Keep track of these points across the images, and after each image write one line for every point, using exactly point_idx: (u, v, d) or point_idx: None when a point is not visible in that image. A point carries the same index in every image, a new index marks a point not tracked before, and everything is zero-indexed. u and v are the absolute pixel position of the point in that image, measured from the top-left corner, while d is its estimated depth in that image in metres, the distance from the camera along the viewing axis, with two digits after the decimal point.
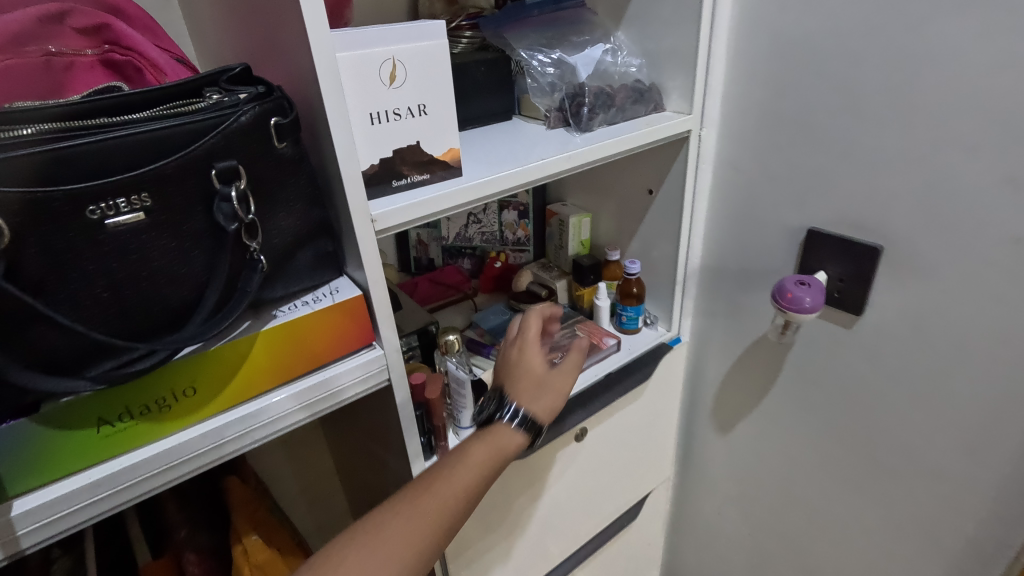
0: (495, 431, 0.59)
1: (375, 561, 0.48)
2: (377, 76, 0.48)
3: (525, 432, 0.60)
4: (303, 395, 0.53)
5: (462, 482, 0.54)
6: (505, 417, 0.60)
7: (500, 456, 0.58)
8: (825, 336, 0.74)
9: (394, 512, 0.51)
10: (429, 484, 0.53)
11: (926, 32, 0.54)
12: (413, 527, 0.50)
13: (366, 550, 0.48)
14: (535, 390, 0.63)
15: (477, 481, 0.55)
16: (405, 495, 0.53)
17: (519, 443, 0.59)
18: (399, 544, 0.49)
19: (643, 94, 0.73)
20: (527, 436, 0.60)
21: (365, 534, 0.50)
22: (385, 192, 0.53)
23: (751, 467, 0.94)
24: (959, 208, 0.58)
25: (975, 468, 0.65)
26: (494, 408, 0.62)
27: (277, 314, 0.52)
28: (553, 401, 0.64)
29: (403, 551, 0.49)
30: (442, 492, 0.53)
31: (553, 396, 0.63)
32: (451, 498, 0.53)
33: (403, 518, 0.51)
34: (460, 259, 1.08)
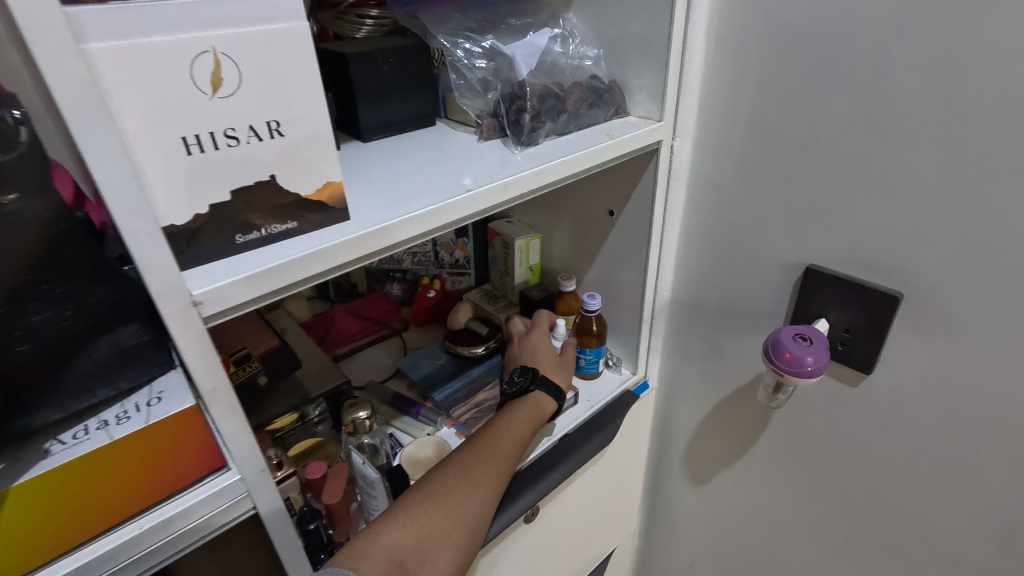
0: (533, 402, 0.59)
1: (479, 486, 0.49)
2: (186, 80, 0.30)
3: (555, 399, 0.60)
4: (103, 564, 0.35)
5: (534, 422, 0.57)
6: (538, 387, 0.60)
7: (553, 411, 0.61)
8: (823, 393, 0.61)
9: (481, 444, 0.52)
10: (506, 424, 0.55)
11: (981, 21, 0.40)
12: (503, 458, 0.52)
13: (466, 477, 0.49)
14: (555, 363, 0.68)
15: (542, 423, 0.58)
16: (486, 431, 0.54)
17: (552, 412, 0.60)
18: (495, 470, 0.51)
19: (601, 95, 0.57)
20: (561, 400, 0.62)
21: (464, 459, 0.50)
22: (226, 252, 0.35)
23: (729, 525, 0.81)
24: (1006, 254, 0.45)
25: (1003, 558, 0.54)
26: (529, 382, 0.61)
27: (52, 450, 0.33)
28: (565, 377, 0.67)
29: (498, 477, 0.51)
30: (517, 430, 0.55)
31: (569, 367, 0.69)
32: (528, 438, 0.56)
33: (496, 447, 0.53)
34: (388, 284, 0.91)
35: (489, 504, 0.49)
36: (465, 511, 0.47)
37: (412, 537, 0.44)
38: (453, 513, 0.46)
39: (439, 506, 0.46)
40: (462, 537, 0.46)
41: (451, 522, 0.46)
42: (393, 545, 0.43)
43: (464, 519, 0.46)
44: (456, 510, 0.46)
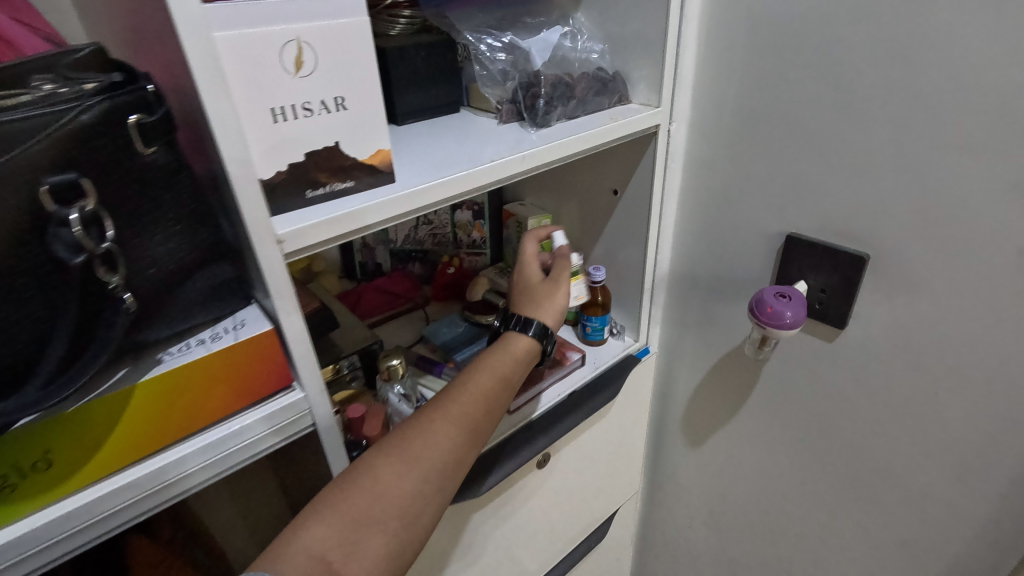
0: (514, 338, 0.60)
1: (411, 465, 0.47)
2: (277, 62, 0.38)
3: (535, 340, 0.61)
4: (199, 456, 0.43)
5: (483, 391, 0.54)
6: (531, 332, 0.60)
7: (513, 376, 0.58)
8: (804, 350, 0.68)
9: (419, 419, 0.51)
10: (450, 398, 0.53)
11: (925, 17, 0.48)
12: (445, 429, 0.50)
13: (395, 457, 0.47)
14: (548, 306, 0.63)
15: (499, 387, 0.56)
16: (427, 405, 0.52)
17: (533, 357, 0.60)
18: (433, 444, 0.49)
19: (605, 84, 0.65)
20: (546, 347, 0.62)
21: (398, 438, 0.49)
22: (299, 205, 0.43)
23: (724, 483, 0.88)
24: (954, 217, 0.52)
25: (962, 492, 0.61)
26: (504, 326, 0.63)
27: (164, 358, 0.42)
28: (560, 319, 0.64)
29: (437, 451, 0.49)
30: (459, 400, 0.53)
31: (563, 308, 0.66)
32: (478, 407, 0.53)
33: (435, 420, 0.51)
34: (410, 264, 0.98)
35: (427, 481, 0.48)
36: (394, 492, 0.46)
37: (335, 530, 0.43)
38: (382, 496, 0.45)
39: (364, 492, 0.45)
40: (395, 518, 0.45)
41: (379, 506, 0.45)
42: (314, 540, 0.42)
43: (394, 503, 0.46)
44: (385, 493, 0.45)
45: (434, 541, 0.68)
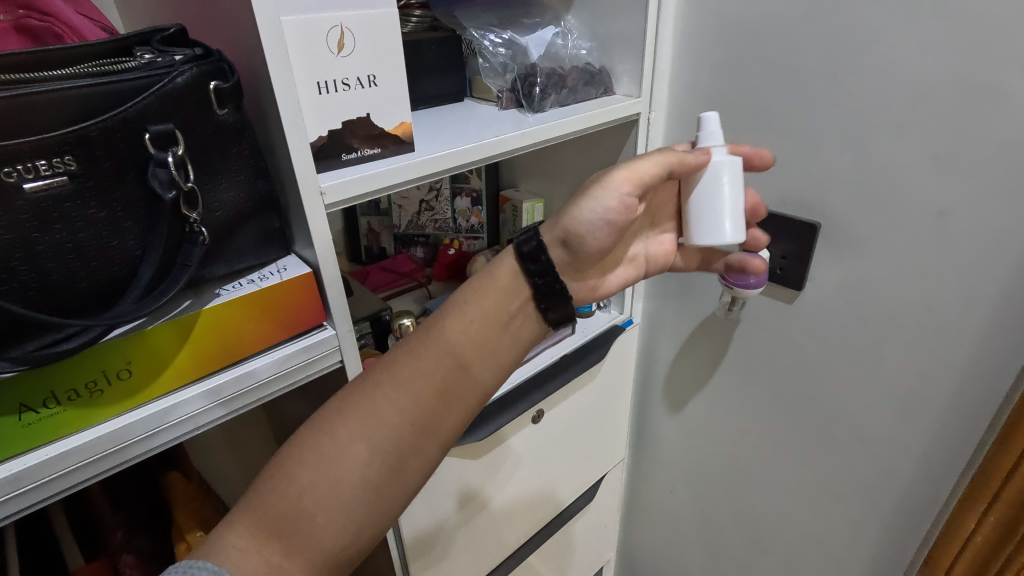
0: (574, 266, 0.52)
1: (347, 448, 0.44)
2: (324, 43, 0.46)
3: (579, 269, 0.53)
4: (247, 378, 0.50)
5: (444, 359, 0.47)
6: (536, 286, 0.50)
7: (486, 345, 0.49)
8: (768, 312, 0.77)
9: (365, 387, 0.46)
10: (402, 368, 0.47)
11: (858, 17, 0.58)
12: (387, 408, 0.45)
13: (325, 444, 0.44)
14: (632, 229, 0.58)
15: (467, 354, 0.48)
16: (377, 369, 0.47)
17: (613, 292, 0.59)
18: (377, 423, 0.45)
19: (593, 76, 0.74)
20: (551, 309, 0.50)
21: (339, 412, 0.45)
22: (335, 166, 0.51)
23: (701, 444, 0.97)
24: (888, 186, 0.61)
25: (904, 430, 0.70)
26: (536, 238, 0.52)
27: (221, 292, 0.49)
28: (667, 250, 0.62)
29: (379, 431, 0.45)
30: (405, 377, 0.46)
31: (610, 228, 0.49)
32: (436, 377, 0.47)
33: (380, 392, 0.46)
34: (412, 248, 1.05)
35: (370, 463, 0.44)
36: (327, 480, 0.43)
37: (265, 527, 0.42)
38: (310, 487, 0.43)
39: (290, 483, 0.43)
40: (333, 509, 0.43)
41: (311, 496, 0.43)
42: (247, 533, 0.42)
43: (329, 491, 0.43)
44: (317, 484, 0.43)
45: (441, 483, 0.75)
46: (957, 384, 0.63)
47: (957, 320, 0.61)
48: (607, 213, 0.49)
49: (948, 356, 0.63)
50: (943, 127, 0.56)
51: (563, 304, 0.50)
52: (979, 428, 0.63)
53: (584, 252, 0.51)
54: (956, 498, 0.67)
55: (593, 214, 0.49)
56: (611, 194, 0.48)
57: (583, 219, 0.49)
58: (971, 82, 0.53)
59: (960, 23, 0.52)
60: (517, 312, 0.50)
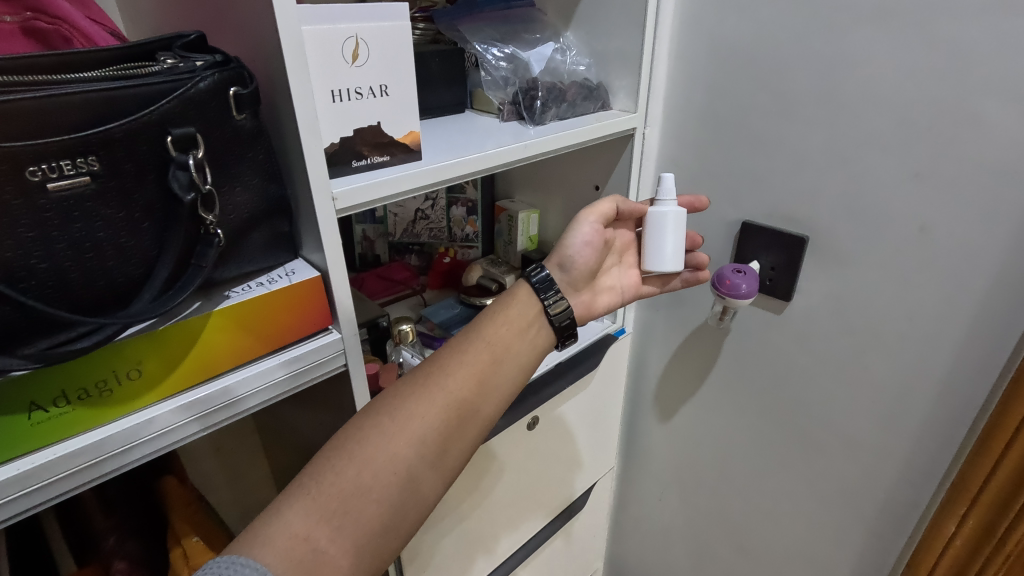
0: (573, 286, 0.61)
1: (404, 429, 0.47)
2: (340, 53, 0.48)
3: (575, 291, 0.62)
4: (254, 380, 0.50)
5: (486, 353, 0.53)
6: (546, 304, 0.58)
7: (517, 344, 0.55)
8: (758, 322, 0.80)
9: (415, 378, 0.51)
10: (449, 359, 0.52)
11: (846, 41, 0.61)
12: (438, 396, 0.50)
13: (380, 427, 0.47)
14: (608, 260, 0.65)
15: (504, 350, 0.54)
16: (424, 365, 0.52)
17: (602, 314, 0.63)
18: (430, 405, 0.49)
19: (591, 91, 0.77)
20: (561, 325, 0.58)
21: (392, 399, 0.49)
22: (346, 172, 0.52)
23: (690, 452, 0.99)
24: (872, 202, 0.64)
25: (888, 437, 0.72)
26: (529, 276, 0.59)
27: (230, 294, 0.49)
28: (641, 282, 0.66)
29: (432, 414, 0.49)
30: (452, 368, 0.51)
31: (592, 250, 0.60)
32: (479, 368, 0.52)
33: (431, 380, 0.50)
34: (407, 255, 1.06)
35: (424, 443, 0.48)
36: (386, 457, 0.46)
37: (321, 507, 0.43)
38: (369, 464, 0.45)
39: (348, 461, 0.45)
40: (388, 486, 0.45)
41: (368, 474, 0.45)
42: (297, 518, 0.42)
43: (387, 470, 0.46)
44: (376, 460, 0.46)
45: None
46: (938, 392, 0.66)
47: (938, 330, 0.64)
48: (585, 239, 0.60)
49: (929, 365, 0.65)
50: (925, 147, 0.59)
51: (569, 327, 0.59)
52: (958, 435, 0.66)
53: (577, 271, 0.61)
54: (937, 503, 0.70)
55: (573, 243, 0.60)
56: (585, 225, 0.60)
57: (568, 246, 0.60)
58: (950, 105, 0.56)
59: (942, 50, 0.55)
60: (538, 322, 0.57)
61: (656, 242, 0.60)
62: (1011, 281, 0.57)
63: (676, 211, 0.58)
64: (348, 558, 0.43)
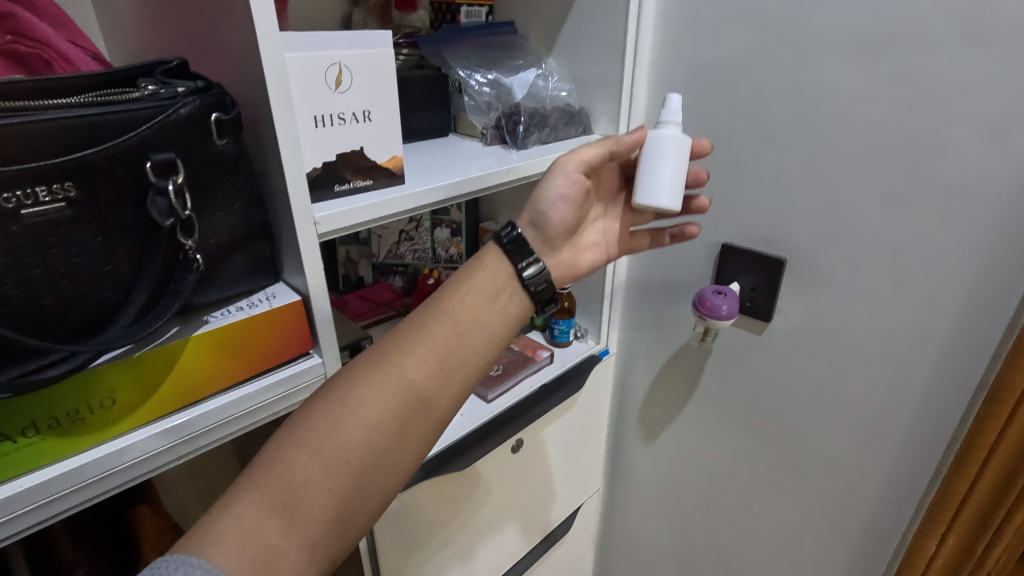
0: (549, 245, 0.59)
1: (355, 414, 0.46)
2: (323, 80, 0.48)
3: (552, 250, 0.59)
4: (233, 407, 0.50)
5: (447, 330, 0.51)
6: (523, 270, 0.55)
7: (484, 314, 0.53)
8: (739, 342, 0.81)
9: (370, 358, 0.49)
10: (408, 337, 0.50)
11: (818, 71, 0.63)
12: (393, 376, 0.48)
13: (332, 410, 0.46)
14: (589, 212, 0.63)
15: (469, 325, 0.51)
16: (381, 344, 0.50)
17: (586, 270, 0.63)
18: (384, 388, 0.47)
19: (573, 116, 0.78)
20: (534, 291, 0.55)
21: (346, 383, 0.48)
22: (328, 196, 0.52)
23: (675, 473, 0.98)
24: (847, 225, 0.66)
25: (868, 456, 0.73)
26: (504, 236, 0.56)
27: (209, 319, 0.49)
28: (624, 232, 0.65)
29: (387, 397, 0.47)
30: (410, 346, 0.49)
31: (568, 204, 0.57)
32: (440, 346, 0.50)
33: (387, 361, 0.49)
34: (391, 277, 1.05)
35: (376, 428, 0.46)
36: (336, 445, 0.45)
37: (269, 500, 0.42)
38: (319, 452, 0.44)
39: (297, 450, 0.44)
40: (338, 475, 0.44)
41: (317, 463, 0.44)
42: (246, 513, 0.42)
43: (337, 457, 0.44)
44: (325, 450, 0.44)
45: (420, 512, 0.74)
46: (915, 411, 0.67)
47: (914, 351, 0.65)
48: (561, 191, 0.56)
49: (907, 385, 0.67)
50: (895, 173, 0.61)
51: (547, 289, 0.56)
52: (936, 453, 0.67)
53: (552, 229, 0.58)
54: (917, 521, 0.70)
55: (549, 196, 0.57)
56: (562, 177, 0.56)
57: (543, 200, 0.57)
58: (918, 133, 0.58)
59: (909, 80, 0.57)
60: (507, 291, 0.55)
61: (651, 170, 0.54)
62: (982, 301, 0.59)
63: (675, 136, 0.53)
64: (303, 553, 0.42)
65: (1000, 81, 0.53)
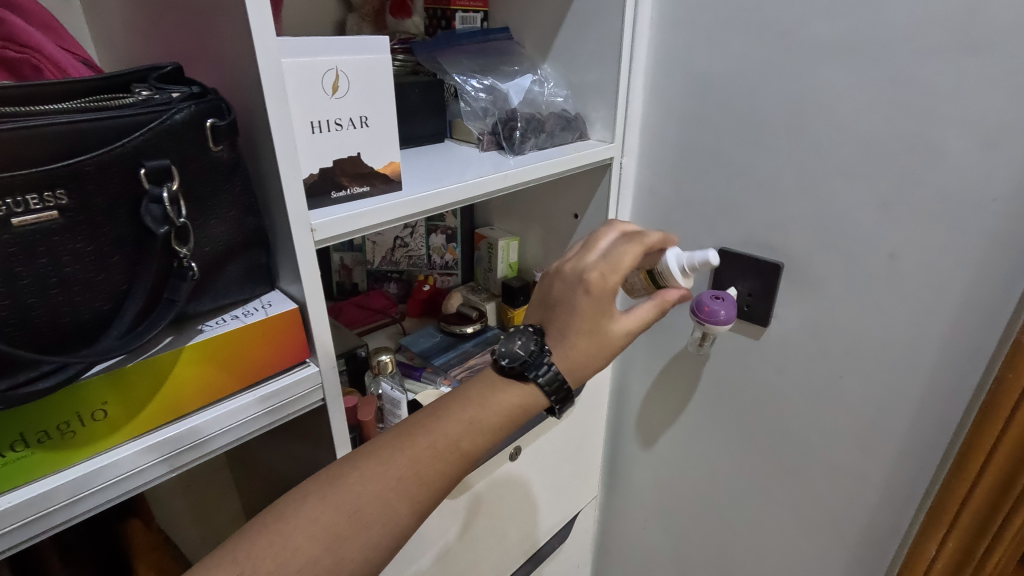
0: None
1: (361, 518, 0.43)
2: (320, 85, 0.48)
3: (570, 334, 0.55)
4: (228, 418, 0.49)
5: (463, 437, 0.49)
6: (537, 380, 0.52)
7: (503, 427, 0.52)
8: (736, 347, 0.81)
9: (386, 459, 0.46)
10: (427, 439, 0.48)
11: (812, 77, 0.63)
12: (406, 481, 0.45)
13: (340, 505, 0.43)
14: None
15: (483, 440, 0.50)
16: (397, 444, 0.47)
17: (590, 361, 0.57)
18: (394, 493, 0.45)
19: (569, 122, 0.78)
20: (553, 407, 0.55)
21: (358, 484, 0.44)
22: (325, 203, 0.51)
23: (674, 479, 0.98)
24: (843, 230, 0.66)
25: (867, 461, 0.73)
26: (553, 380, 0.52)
27: (204, 328, 0.48)
28: None
29: (396, 512, 0.44)
30: (429, 451, 0.47)
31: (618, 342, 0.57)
32: (456, 455, 0.48)
33: (403, 461, 0.46)
34: (385, 284, 1.05)
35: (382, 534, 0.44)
36: (336, 550, 0.42)
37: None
38: (317, 554, 0.41)
39: (295, 544, 0.41)
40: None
41: (314, 564, 0.40)
42: None
43: (337, 560, 0.41)
44: (325, 550, 0.41)
45: None
46: (913, 416, 0.67)
47: (911, 355, 0.65)
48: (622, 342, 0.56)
49: (904, 389, 0.67)
50: (890, 178, 0.61)
51: (562, 389, 0.53)
52: (934, 457, 0.67)
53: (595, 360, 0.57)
54: (917, 526, 0.70)
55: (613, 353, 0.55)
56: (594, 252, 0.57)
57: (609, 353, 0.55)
58: (913, 139, 0.59)
59: (904, 86, 0.58)
60: (524, 408, 0.53)
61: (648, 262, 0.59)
62: (979, 306, 0.59)
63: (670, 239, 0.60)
64: None
65: (994, 88, 0.53)
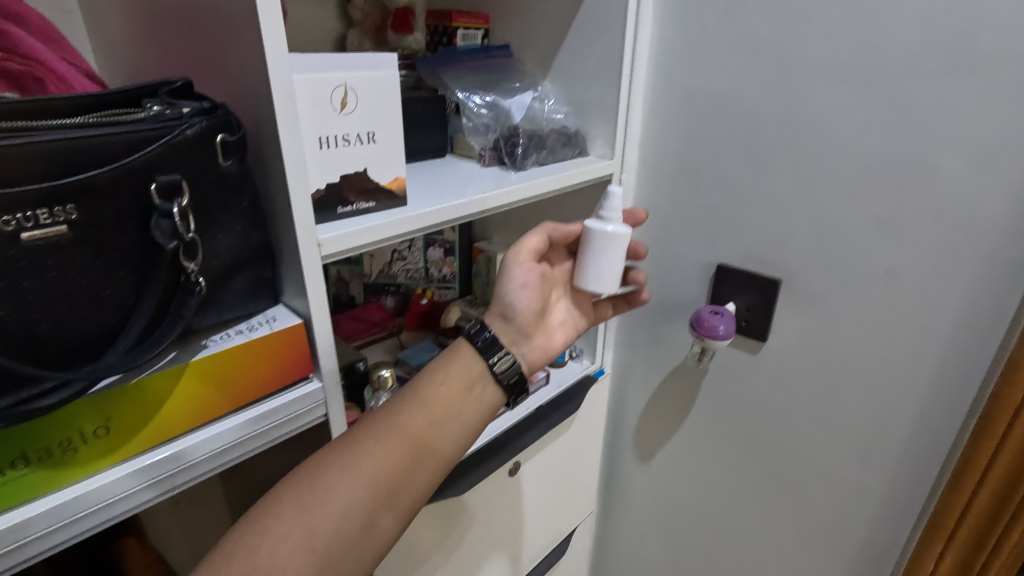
0: (523, 333, 0.62)
1: (326, 500, 0.46)
2: (329, 100, 0.48)
3: (527, 337, 0.62)
4: (229, 435, 0.48)
5: (417, 417, 0.52)
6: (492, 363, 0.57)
7: (455, 406, 0.55)
8: (735, 362, 0.81)
9: (346, 447, 0.49)
10: (382, 424, 0.51)
11: (810, 97, 0.65)
12: (365, 463, 0.48)
13: (301, 492, 0.46)
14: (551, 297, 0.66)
15: (437, 417, 0.53)
16: (352, 433, 0.51)
17: (561, 349, 0.65)
18: (355, 475, 0.48)
19: (570, 138, 0.79)
20: (508, 384, 0.58)
21: (316, 470, 0.47)
22: (331, 218, 0.51)
23: (671, 493, 0.98)
24: (841, 246, 0.67)
25: (865, 475, 0.73)
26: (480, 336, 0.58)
27: (208, 343, 0.48)
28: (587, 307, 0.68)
29: (358, 492, 0.47)
30: (384, 434, 0.50)
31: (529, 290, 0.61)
32: (414, 433, 0.51)
33: (362, 446, 0.49)
34: (382, 296, 1.04)
35: (348, 514, 0.46)
36: (303, 531, 0.45)
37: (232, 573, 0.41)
38: (286, 537, 0.44)
39: (265, 531, 0.44)
40: (304, 561, 0.44)
41: (286, 547, 0.44)
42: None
43: (304, 540, 0.44)
44: (295, 532, 0.44)
45: (414, 536, 0.72)
46: (911, 430, 0.68)
47: (908, 370, 0.66)
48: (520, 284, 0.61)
49: (902, 404, 0.67)
50: (887, 196, 0.62)
51: (518, 381, 0.59)
52: (933, 472, 0.67)
53: (521, 317, 0.61)
54: (915, 540, 0.71)
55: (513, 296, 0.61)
56: (518, 268, 0.61)
57: (507, 294, 0.61)
58: (908, 159, 0.60)
59: (899, 107, 0.59)
60: (476, 386, 0.57)
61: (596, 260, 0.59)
62: (975, 321, 0.60)
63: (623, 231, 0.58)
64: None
65: (988, 110, 0.54)
